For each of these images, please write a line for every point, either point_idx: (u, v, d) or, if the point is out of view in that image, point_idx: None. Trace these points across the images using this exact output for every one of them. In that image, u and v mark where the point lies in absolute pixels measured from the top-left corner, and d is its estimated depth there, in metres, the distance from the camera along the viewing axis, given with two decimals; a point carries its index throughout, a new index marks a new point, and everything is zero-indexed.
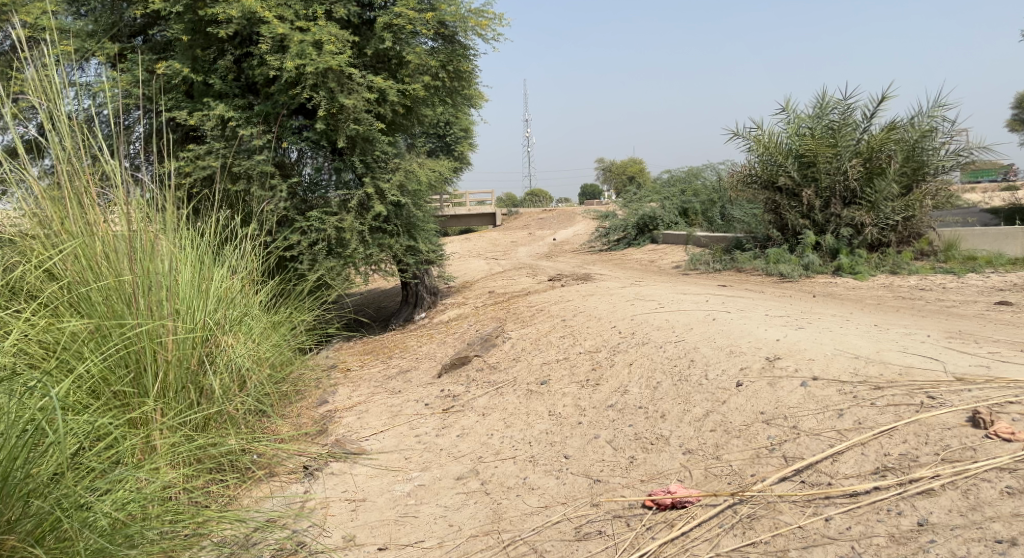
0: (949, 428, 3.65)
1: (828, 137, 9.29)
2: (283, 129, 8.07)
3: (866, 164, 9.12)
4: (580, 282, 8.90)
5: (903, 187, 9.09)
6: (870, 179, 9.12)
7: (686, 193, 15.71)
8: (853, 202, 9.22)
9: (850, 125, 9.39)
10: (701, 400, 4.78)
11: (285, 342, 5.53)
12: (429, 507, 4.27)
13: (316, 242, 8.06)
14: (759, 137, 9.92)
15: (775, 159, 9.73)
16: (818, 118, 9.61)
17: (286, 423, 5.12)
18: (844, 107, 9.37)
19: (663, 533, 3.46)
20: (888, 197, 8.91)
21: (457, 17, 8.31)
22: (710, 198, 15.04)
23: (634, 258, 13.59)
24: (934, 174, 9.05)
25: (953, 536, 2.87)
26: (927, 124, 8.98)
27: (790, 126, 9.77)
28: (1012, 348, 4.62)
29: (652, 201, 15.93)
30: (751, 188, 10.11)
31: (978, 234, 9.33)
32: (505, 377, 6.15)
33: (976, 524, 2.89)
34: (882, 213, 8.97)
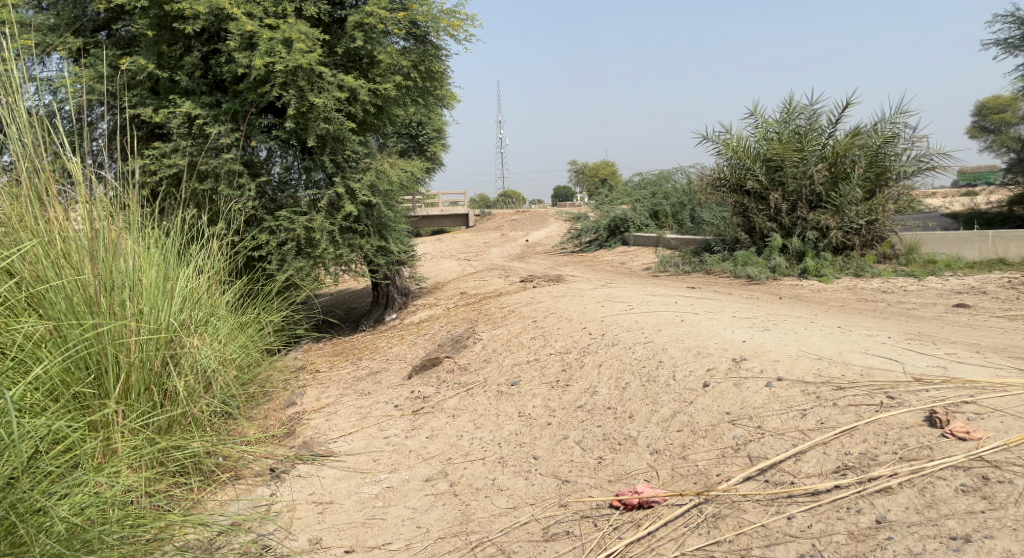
0: (907, 427, 3.74)
1: (795, 142, 9.44)
2: (252, 127, 7.97)
3: (831, 169, 9.30)
4: (553, 283, 8.94)
5: (867, 192, 9.28)
6: (835, 184, 9.29)
7: (657, 195, 15.82)
8: (819, 205, 9.38)
9: (816, 130, 9.54)
10: (668, 401, 4.84)
11: (252, 343, 5.44)
12: (397, 509, 4.26)
13: (286, 242, 7.99)
14: (728, 141, 10.04)
15: (743, 163, 9.87)
16: (785, 123, 9.77)
17: (253, 425, 5.06)
18: (810, 112, 9.53)
19: (629, 533, 3.50)
20: (852, 201, 9.09)
21: (429, 17, 8.23)
22: (681, 201, 15.19)
23: (606, 259, 13.66)
24: (896, 179, 9.25)
25: (909, 533, 2.94)
26: (890, 130, 9.18)
27: (758, 131, 9.92)
28: (968, 349, 4.75)
29: (623, 203, 16.03)
30: (720, 192, 10.26)
31: (938, 238, 9.47)
32: (475, 378, 6.15)
33: (931, 521, 2.96)
34: (846, 217, 9.15)
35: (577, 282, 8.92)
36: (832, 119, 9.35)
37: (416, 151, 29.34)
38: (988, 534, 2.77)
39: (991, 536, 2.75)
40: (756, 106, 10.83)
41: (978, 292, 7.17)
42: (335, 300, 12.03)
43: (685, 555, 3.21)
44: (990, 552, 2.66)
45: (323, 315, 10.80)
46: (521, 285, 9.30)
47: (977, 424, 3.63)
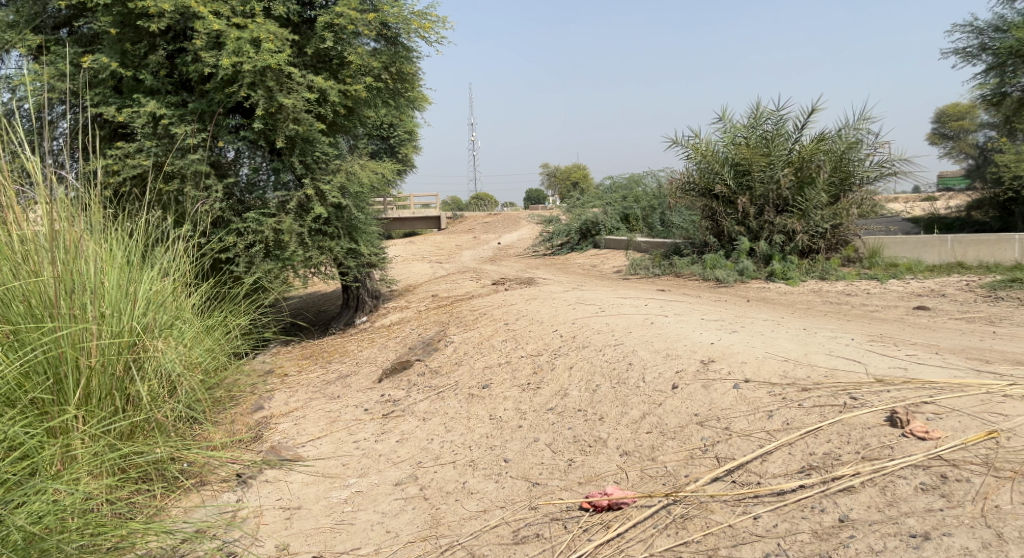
0: (869, 427, 3.81)
1: (762, 147, 9.59)
2: (219, 128, 7.85)
3: (797, 173, 9.45)
4: (525, 286, 8.96)
5: (832, 196, 9.47)
6: (802, 188, 9.45)
7: (628, 199, 15.89)
8: (785, 209, 9.54)
9: (783, 135, 9.66)
10: (638, 403, 4.87)
11: (218, 346, 5.33)
12: (366, 514, 4.22)
13: (254, 244, 7.90)
14: (697, 145, 10.14)
15: (712, 167, 9.98)
16: (752, 127, 9.83)
17: (219, 430, 4.96)
18: (777, 117, 9.67)
19: (599, 534, 3.51)
20: (817, 205, 9.27)
21: (400, 19, 8.19)
22: (651, 204, 15.26)
23: (577, 262, 13.74)
24: (860, 184, 9.45)
25: (871, 531, 3.00)
26: (853, 136, 9.37)
27: (726, 135, 9.99)
28: (927, 350, 4.87)
29: (594, 206, 16.13)
30: (689, 196, 10.36)
31: (899, 242, 9.68)
32: (446, 381, 6.13)
33: (892, 519, 3.02)
34: (812, 221, 9.32)
35: (549, 285, 8.95)
36: (798, 124, 9.51)
37: (390, 153, 29.16)
38: (946, 531, 2.83)
39: (949, 533, 2.81)
40: (724, 111, 10.96)
41: (938, 294, 7.36)
42: (305, 303, 11.92)
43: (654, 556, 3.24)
44: (947, 549, 2.72)
45: (292, 318, 10.68)
46: (493, 288, 9.30)
47: (935, 424, 3.72)
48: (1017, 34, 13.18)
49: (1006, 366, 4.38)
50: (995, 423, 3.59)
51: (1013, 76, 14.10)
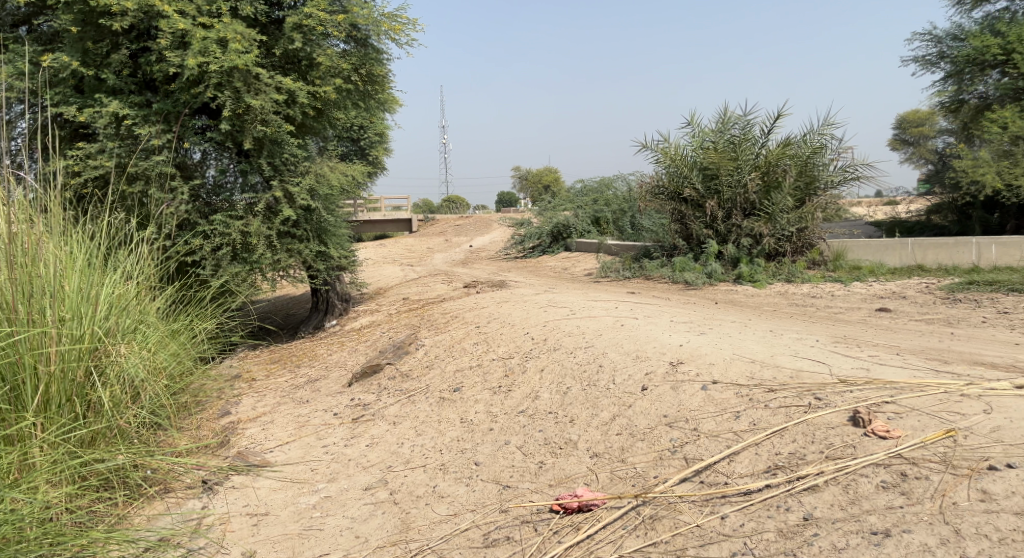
0: (832, 427, 3.88)
1: (730, 151, 9.74)
2: (185, 129, 7.73)
3: (764, 177, 9.62)
4: (497, 289, 8.96)
5: (797, 200, 9.65)
6: (768, 192, 9.62)
7: (598, 202, 15.97)
8: (752, 213, 9.70)
9: (749, 140, 9.84)
10: (608, 404, 4.90)
11: (184, 351, 5.19)
12: (335, 519, 4.18)
13: (221, 247, 7.81)
14: (666, 149, 10.24)
15: (681, 171, 10.09)
16: (720, 132, 10.00)
17: (185, 436, 4.85)
18: (744, 122, 9.83)
19: (569, 536, 3.52)
20: (783, 209, 9.44)
21: (370, 20, 8.15)
22: (621, 207, 15.33)
23: (548, 265, 13.78)
24: (825, 189, 9.65)
25: (834, 529, 3.05)
26: (818, 141, 9.56)
27: (694, 140, 10.13)
28: (888, 350, 4.99)
29: (565, 209, 16.18)
30: (659, 199, 10.44)
31: (862, 245, 9.89)
32: (416, 385, 6.11)
33: (855, 517, 3.08)
34: (778, 224, 9.48)
35: (520, 287, 8.97)
36: (765, 129, 9.67)
37: (361, 154, 28.94)
38: (906, 528, 2.90)
39: (909, 530, 2.88)
40: (692, 116, 11.08)
41: (898, 296, 7.55)
42: (273, 306, 11.77)
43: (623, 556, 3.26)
44: (907, 546, 2.78)
45: (259, 321, 10.54)
46: (464, 291, 9.28)
47: (896, 423, 3.81)
48: (974, 43, 13.72)
49: (963, 365, 4.51)
50: (953, 422, 3.69)
51: (970, 83, 14.64)
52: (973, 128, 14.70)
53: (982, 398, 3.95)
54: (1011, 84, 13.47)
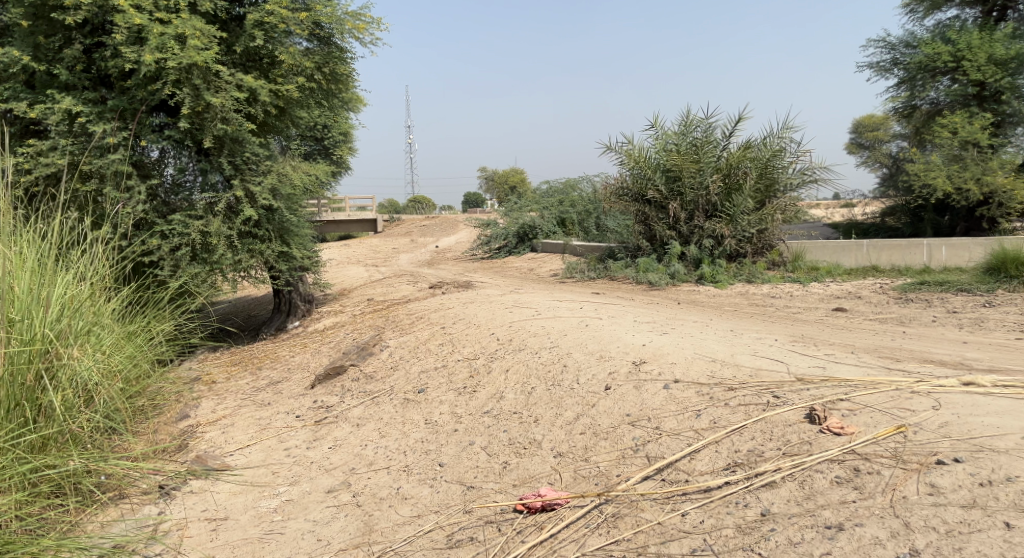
0: (790, 424, 3.97)
1: (692, 154, 9.88)
2: (141, 126, 7.56)
3: (725, 180, 9.79)
4: (463, 290, 8.95)
5: (758, 202, 9.84)
6: (729, 194, 9.80)
7: (564, 203, 15.95)
8: (714, 215, 9.87)
9: (711, 142, 9.99)
10: (572, 404, 4.94)
11: (140, 354, 5.04)
12: (297, 522, 4.13)
13: (179, 247, 7.65)
14: (631, 151, 10.34)
15: (644, 172, 10.21)
16: (683, 135, 10.12)
17: (141, 441, 4.74)
18: (706, 125, 9.97)
19: (532, 536, 3.54)
20: (744, 210, 9.63)
21: (333, 19, 8.06)
22: (586, 209, 15.35)
23: (514, 266, 13.83)
24: (784, 191, 9.85)
25: (790, 524, 3.12)
26: (778, 144, 9.76)
27: (658, 142, 10.25)
28: (843, 349, 5.11)
29: (531, 209, 16.24)
30: (623, 201, 10.53)
31: (819, 246, 10.11)
32: (380, 386, 6.07)
33: (810, 512, 3.15)
34: (739, 226, 9.66)
35: (486, 288, 8.98)
36: (726, 132, 9.83)
37: (326, 153, 28.64)
38: (858, 522, 2.97)
39: (861, 524, 2.95)
40: (656, 118, 11.19)
41: (854, 296, 7.75)
42: (233, 308, 11.58)
43: (585, 556, 3.29)
44: (859, 539, 2.86)
45: (219, 323, 10.36)
46: (430, 291, 9.27)
47: (850, 419, 3.90)
48: (927, 50, 14.13)
49: (914, 363, 4.65)
50: (904, 418, 3.80)
51: (921, 89, 14.93)
52: (924, 132, 14.97)
53: (931, 395, 4.07)
54: (961, 90, 13.96)
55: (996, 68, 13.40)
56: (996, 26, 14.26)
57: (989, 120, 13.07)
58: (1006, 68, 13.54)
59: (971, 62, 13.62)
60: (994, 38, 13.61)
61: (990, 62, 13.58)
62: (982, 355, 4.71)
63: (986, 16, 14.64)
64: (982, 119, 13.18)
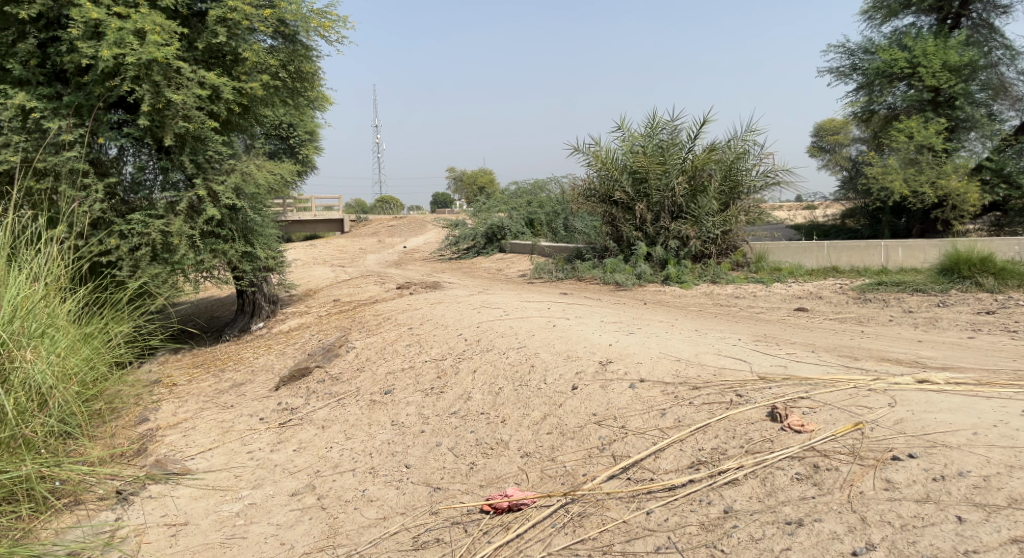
0: (752, 423, 4.03)
1: (658, 156, 9.99)
2: (99, 123, 7.38)
3: (691, 181, 9.92)
4: (431, 290, 8.91)
5: (722, 204, 10.00)
6: (694, 196, 9.94)
7: (532, 204, 16.01)
8: (680, 216, 10.00)
9: (677, 144, 10.11)
10: (539, 404, 4.95)
11: (98, 356, 4.89)
12: (259, 526, 4.07)
13: (139, 247, 7.49)
14: (598, 152, 10.41)
15: (611, 174, 10.29)
16: (649, 137, 10.22)
17: (98, 445, 4.60)
18: (672, 127, 10.10)
19: (499, 536, 3.54)
20: (709, 212, 9.77)
21: (298, 17, 8.00)
22: (554, 210, 15.42)
23: (482, 266, 13.83)
24: (748, 193, 10.03)
25: (752, 520, 3.17)
26: (741, 147, 9.93)
27: (624, 143, 10.33)
28: (804, 349, 5.21)
29: (500, 210, 16.24)
30: (591, 202, 10.60)
31: (782, 247, 10.29)
32: (346, 388, 6.01)
33: (771, 508, 3.21)
34: (704, 227, 9.80)
35: (454, 288, 8.97)
36: (691, 135, 9.95)
37: (292, 151, 28.26)
38: (817, 517, 3.03)
39: (819, 519, 3.01)
40: (624, 120, 11.28)
41: (815, 296, 7.91)
42: (195, 309, 11.37)
43: (551, 555, 3.30)
44: (818, 534, 2.91)
45: (181, 325, 10.17)
46: (397, 291, 9.24)
47: (810, 417, 3.99)
48: (885, 56, 14.41)
49: (872, 362, 4.76)
50: (861, 415, 3.89)
51: (879, 94, 15.27)
52: (882, 137, 15.21)
53: (888, 393, 4.17)
54: (917, 96, 14.27)
55: (950, 75, 13.80)
56: (951, 34, 14.68)
57: (943, 125, 13.34)
58: (960, 74, 13.92)
59: (927, 68, 13.99)
60: (949, 45, 13.97)
61: (944, 69, 13.92)
62: (937, 353, 4.84)
63: (941, 23, 15.02)
64: (936, 124, 13.43)
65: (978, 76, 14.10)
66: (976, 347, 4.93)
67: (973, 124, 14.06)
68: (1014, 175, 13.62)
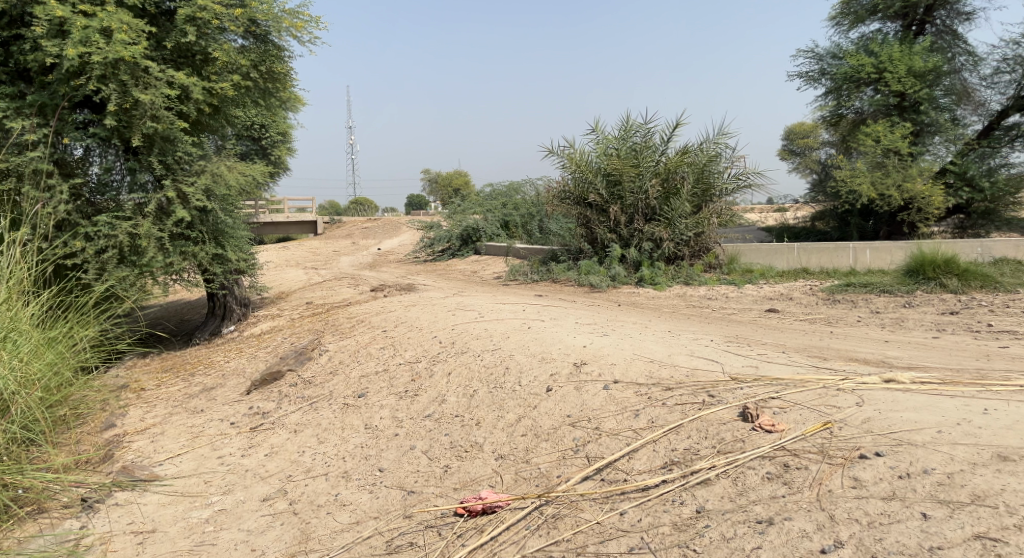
0: (724, 423, 4.07)
1: (632, 158, 10.07)
2: (64, 123, 7.24)
3: (664, 184, 10.00)
4: (405, 293, 8.88)
5: (695, 207, 10.12)
6: (667, 198, 10.03)
7: (507, 206, 16.05)
8: (653, 218, 10.08)
9: (650, 147, 10.20)
10: (514, 406, 4.95)
11: (62, 361, 4.76)
12: (229, 532, 4.01)
13: (105, 249, 7.36)
14: (572, 155, 10.45)
15: (585, 176, 10.34)
16: (623, 139, 10.29)
17: (62, 452, 4.49)
18: (645, 130, 10.18)
19: (473, 539, 3.53)
20: (682, 214, 9.87)
21: (270, 16, 7.94)
22: (529, 212, 15.47)
23: (458, 268, 13.79)
24: (720, 196, 10.16)
25: (724, 519, 3.19)
26: (713, 150, 10.05)
27: (599, 146, 10.38)
28: (774, 349, 5.29)
29: (475, 212, 16.21)
30: (565, 204, 10.65)
31: (753, 249, 10.43)
32: (319, 392, 5.96)
33: (742, 508, 3.24)
34: (677, 229, 9.90)
35: (429, 291, 8.94)
36: (664, 138, 10.05)
37: (264, 153, 28.00)
38: (787, 516, 3.06)
39: (789, 517, 3.04)
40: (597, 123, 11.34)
41: (786, 298, 8.02)
42: (165, 312, 11.18)
43: None
44: (788, 533, 2.94)
45: (149, 328, 9.99)
46: (371, 294, 9.18)
47: (781, 417, 4.04)
48: (852, 61, 14.64)
49: (840, 362, 4.84)
50: (829, 414, 3.95)
51: (847, 99, 15.53)
52: (850, 140, 15.49)
53: (856, 392, 4.24)
54: (884, 101, 14.55)
55: (915, 80, 14.06)
56: (915, 41, 15.01)
57: (909, 129, 13.63)
58: (925, 79, 14.22)
59: (892, 74, 14.21)
60: (914, 51, 14.23)
61: (910, 74, 14.20)
62: (903, 353, 4.93)
63: (907, 29, 15.35)
64: (902, 128, 13.71)
65: (942, 82, 14.42)
66: (941, 347, 5.04)
67: (937, 128, 14.34)
68: (975, 179, 13.94)
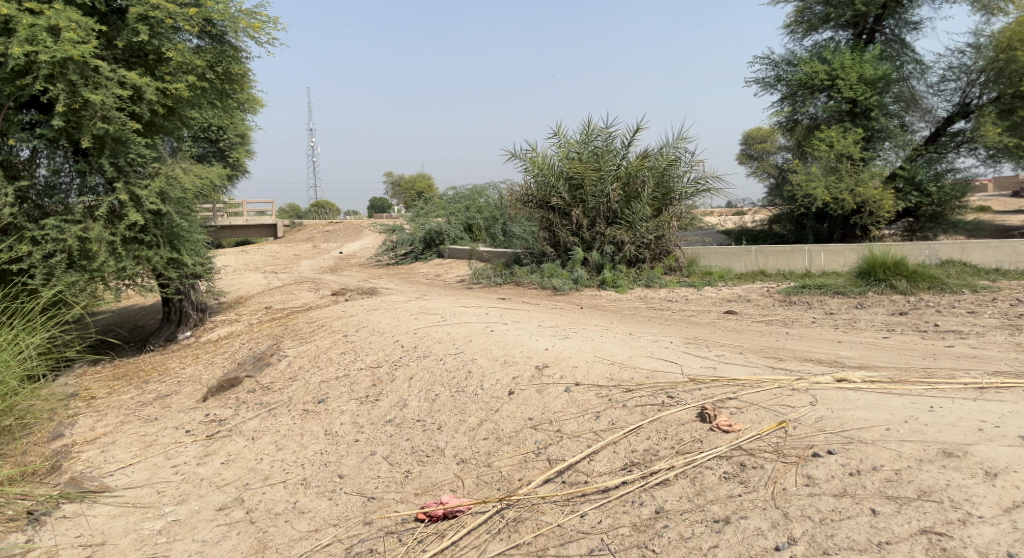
0: (683, 423, 4.12)
1: (593, 162, 10.18)
2: (10, 124, 7.02)
3: (624, 188, 10.10)
4: (367, 297, 8.80)
5: (655, 210, 10.27)
6: (628, 202, 10.15)
7: (470, 209, 16.08)
8: (615, 221, 10.18)
9: (611, 151, 10.32)
10: (475, 410, 4.94)
11: (7, 369, 4.58)
12: (183, 543, 3.93)
13: (54, 254, 7.15)
14: (534, 158, 10.50)
15: (548, 180, 10.38)
16: (585, 143, 10.39)
17: (6, 464, 4.33)
18: (606, 134, 10.29)
19: (433, 544, 3.51)
20: (642, 218, 10.01)
21: (226, 16, 7.84)
22: (493, 215, 15.61)
23: (420, 272, 13.72)
24: (679, 199, 10.32)
25: (682, 519, 3.23)
26: (672, 154, 10.20)
27: (561, 150, 10.45)
28: (732, 350, 5.40)
29: (437, 216, 16.04)
30: (527, 207, 10.71)
31: (713, 251, 10.57)
32: (278, 398, 5.87)
33: (700, 507, 3.28)
34: (638, 233, 10.03)
35: (390, 294, 8.88)
36: (625, 142, 10.18)
37: (223, 154, 27.51)
38: (743, 514, 3.11)
39: (746, 516, 3.09)
40: (559, 127, 11.41)
41: (744, 300, 8.17)
42: (117, 318, 10.89)
43: None
44: (743, 531, 2.98)
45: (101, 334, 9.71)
46: (333, 298, 9.09)
47: (738, 417, 4.11)
48: (806, 68, 14.97)
49: (796, 362, 4.94)
50: (785, 414, 4.02)
51: (802, 105, 15.82)
52: (805, 145, 15.84)
53: (809, 392, 4.34)
54: (837, 107, 14.92)
55: (866, 87, 14.45)
56: (866, 48, 15.45)
57: (860, 134, 13.96)
58: (875, 87, 14.61)
59: (845, 81, 14.58)
60: (864, 59, 14.67)
61: (861, 81, 14.58)
62: (854, 353, 5.06)
63: (857, 38, 15.79)
64: (854, 134, 14.08)
65: (892, 89, 14.84)
66: (890, 347, 5.19)
67: (887, 134, 14.75)
68: (924, 184, 14.56)
